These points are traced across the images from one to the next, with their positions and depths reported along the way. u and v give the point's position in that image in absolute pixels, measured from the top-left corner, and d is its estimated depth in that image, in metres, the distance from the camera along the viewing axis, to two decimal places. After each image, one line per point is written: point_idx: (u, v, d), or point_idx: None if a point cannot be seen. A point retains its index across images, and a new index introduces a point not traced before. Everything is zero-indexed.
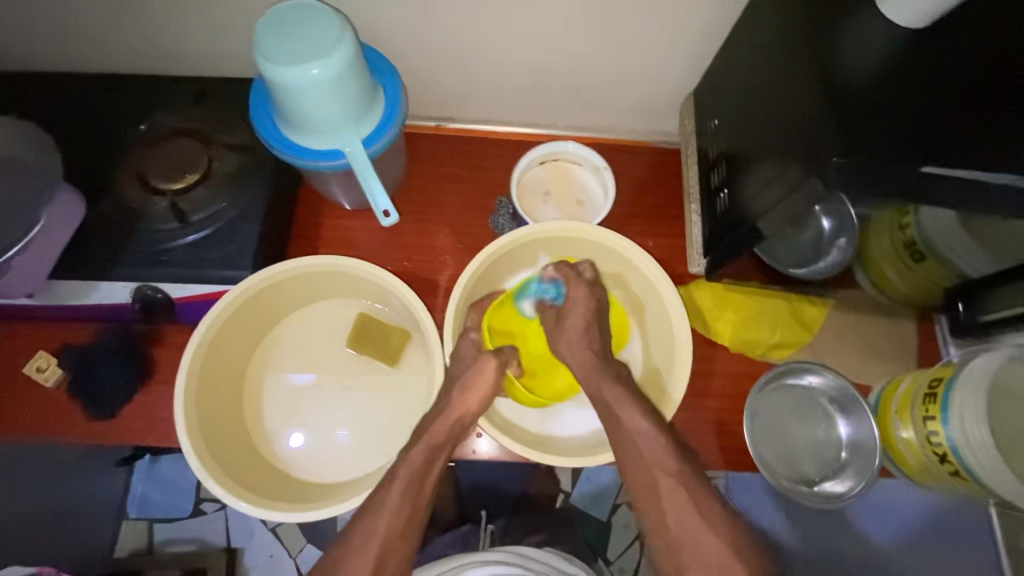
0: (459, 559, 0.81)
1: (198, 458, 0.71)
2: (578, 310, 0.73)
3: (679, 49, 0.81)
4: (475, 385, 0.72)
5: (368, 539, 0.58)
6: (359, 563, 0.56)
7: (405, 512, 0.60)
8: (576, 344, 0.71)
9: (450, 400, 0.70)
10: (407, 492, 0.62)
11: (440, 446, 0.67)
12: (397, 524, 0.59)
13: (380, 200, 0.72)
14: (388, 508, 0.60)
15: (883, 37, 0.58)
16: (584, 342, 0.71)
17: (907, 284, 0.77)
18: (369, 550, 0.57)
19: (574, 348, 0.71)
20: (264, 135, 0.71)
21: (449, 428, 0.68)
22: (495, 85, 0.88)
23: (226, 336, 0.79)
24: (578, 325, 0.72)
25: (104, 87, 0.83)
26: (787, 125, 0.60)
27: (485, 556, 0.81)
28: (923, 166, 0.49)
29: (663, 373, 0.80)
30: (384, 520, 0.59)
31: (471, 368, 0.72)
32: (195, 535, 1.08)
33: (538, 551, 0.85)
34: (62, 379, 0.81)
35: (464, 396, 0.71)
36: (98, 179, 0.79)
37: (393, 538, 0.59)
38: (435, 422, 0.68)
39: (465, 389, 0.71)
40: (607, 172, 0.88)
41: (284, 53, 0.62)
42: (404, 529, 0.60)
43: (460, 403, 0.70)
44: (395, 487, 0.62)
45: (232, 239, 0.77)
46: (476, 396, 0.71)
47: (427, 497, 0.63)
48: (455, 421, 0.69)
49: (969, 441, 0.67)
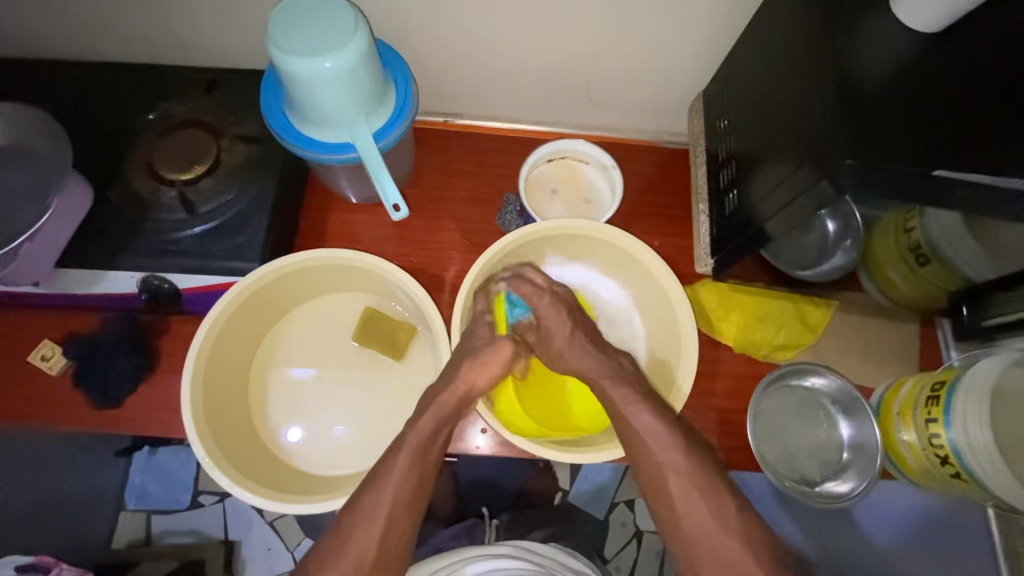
0: (466, 550, 0.82)
1: (204, 448, 0.71)
2: (556, 317, 0.74)
3: (689, 50, 0.82)
4: (491, 359, 0.71)
5: (374, 511, 0.62)
6: (366, 531, 0.61)
7: (410, 484, 0.64)
8: (573, 351, 0.73)
9: (463, 371, 0.70)
10: (412, 466, 0.65)
11: (448, 417, 0.69)
12: (403, 496, 0.64)
13: (391, 194, 0.72)
14: (393, 480, 0.64)
15: (896, 40, 0.58)
16: (579, 347, 0.73)
17: (913, 287, 0.77)
18: (376, 518, 0.62)
19: (576, 353, 0.73)
20: (274, 126, 0.71)
21: (459, 400, 0.70)
22: (505, 82, 0.88)
23: (232, 327, 0.79)
24: (563, 332, 0.73)
25: (112, 75, 0.83)
26: (798, 125, 0.60)
27: (490, 548, 0.82)
28: (934, 170, 0.49)
29: (669, 373, 0.81)
30: (389, 491, 0.63)
31: (489, 345, 0.72)
32: (193, 528, 1.15)
33: (543, 546, 0.86)
34: (66, 367, 0.80)
35: (475, 367, 0.71)
36: (106, 168, 0.79)
37: (399, 508, 0.63)
38: (445, 391, 0.70)
39: (476, 364, 0.71)
40: (615, 171, 0.88)
41: (298, 44, 0.62)
42: (409, 498, 0.64)
43: (472, 374, 0.70)
44: (400, 458, 0.65)
45: (241, 231, 0.77)
46: (485, 372, 0.71)
47: (433, 463, 0.67)
48: (464, 392, 0.70)
49: (972, 444, 0.68)
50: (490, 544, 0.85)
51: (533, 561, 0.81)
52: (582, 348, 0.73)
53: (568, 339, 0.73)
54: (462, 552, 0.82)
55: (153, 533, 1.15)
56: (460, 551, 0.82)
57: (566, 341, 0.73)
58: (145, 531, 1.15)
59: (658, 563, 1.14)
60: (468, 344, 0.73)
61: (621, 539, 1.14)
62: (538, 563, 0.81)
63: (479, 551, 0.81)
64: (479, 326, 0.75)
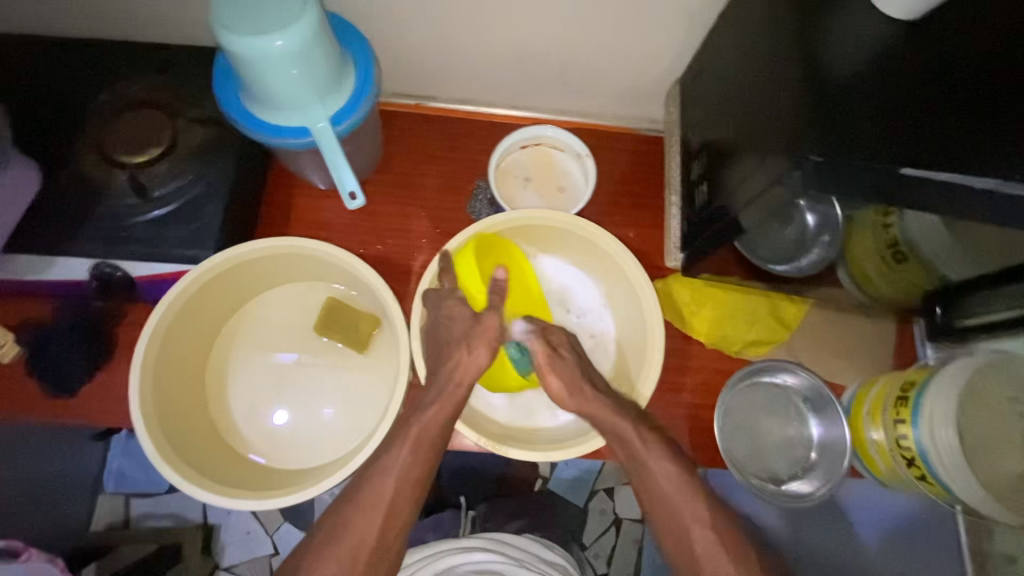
0: (440, 544, 0.81)
1: (152, 440, 0.69)
2: (564, 351, 0.71)
3: (667, 33, 0.78)
4: (481, 339, 0.68)
5: (374, 502, 0.62)
6: (366, 520, 0.61)
7: (411, 474, 0.64)
8: (586, 393, 0.69)
9: (462, 357, 0.68)
10: (416, 457, 0.65)
11: (452, 410, 0.67)
12: (405, 484, 0.64)
13: (347, 181, 0.69)
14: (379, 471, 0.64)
15: (876, 31, 0.55)
16: (592, 387, 0.70)
17: (889, 284, 0.75)
18: (377, 507, 0.62)
19: (586, 395, 0.69)
20: (228, 111, 0.68)
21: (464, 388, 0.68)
22: (477, 65, 0.85)
23: (187, 315, 0.76)
24: (570, 380, 0.69)
25: (62, 51, 0.80)
26: (769, 118, 0.58)
27: (465, 541, 0.81)
28: (900, 167, 0.46)
29: (637, 350, 0.79)
30: (391, 480, 0.63)
31: (477, 326, 0.70)
32: (172, 512, 1.15)
33: (519, 539, 0.85)
34: (20, 354, 0.77)
35: (473, 352, 0.68)
36: (56, 148, 0.75)
37: (401, 496, 0.63)
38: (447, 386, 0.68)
39: (475, 345, 0.68)
40: (589, 159, 0.85)
41: (245, 24, 0.58)
42: (410, 487, 0.64)
43: (471, 361, 0.68)
44: (404, 448, 0.65)
45: (196, 218, 0.75)
46: (487, 351, 0.68)
47: (433, 453, 0.66)
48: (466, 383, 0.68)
49: (937, 446, 0.66)
50: (466, 536, 0.84)
51: (507, 554, 0.80)
52: (590, 393, 0.69)
53: (573, 374, 0.69)
54: (436, 544, 0.81)
55: (132, 515, 1.14)
56: (434, 544, 0.81)
57: (579, 385, 0.69)
58: (125, 514, 1.14)
59: (635, 551, 1.14)
60: (453, 320, 0.71)
61: (601, 526, 1.14)
62: (512, 555, 0.80)
63: (451, 545, 0.80)
64: (450, 301, 0.72)
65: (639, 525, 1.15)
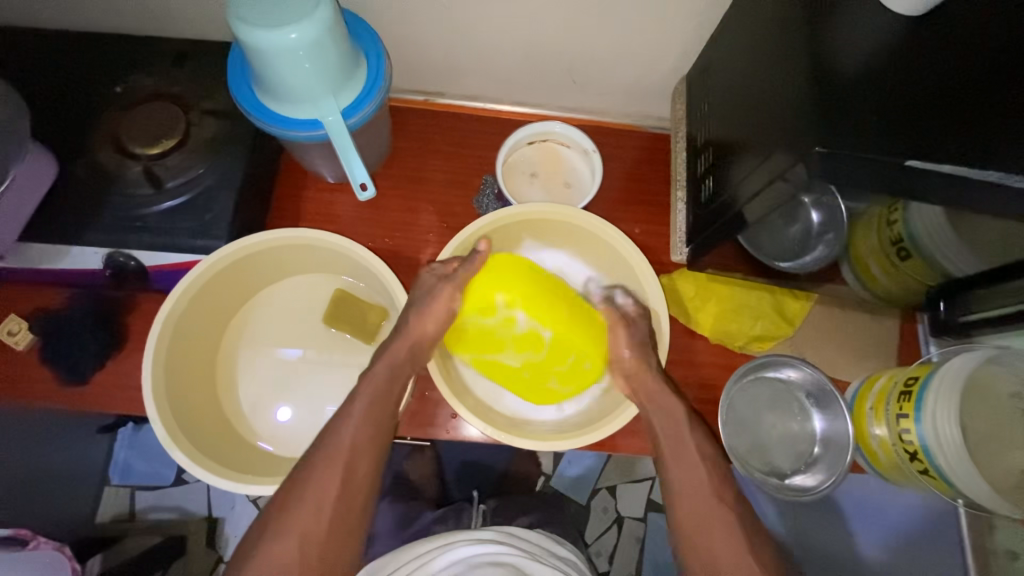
0: (453, 535, 0.80)
1: (163, 424, 0.70)
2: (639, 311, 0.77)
3: (674, 31, 0.79)
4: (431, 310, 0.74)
5: (336, 452, 0.65)
6: (327, 474, 0.63)
7: (367, 426, 0.67)
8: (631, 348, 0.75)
9: (410, 325, 0.74)
10: (371, 411, 0.68)
11: (400, 366, 0.73)
12: (363, 435, 0.67)
13: (358, 173, 0.71)
14: (351, 422, 0.67)
15: (882, 26, 0.55)
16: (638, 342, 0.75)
17: (892, 280, 0.75)
18: (338, 458, 0.65)
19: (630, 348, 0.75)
20: (241, 102, 0.69)
21: (409, 347, 0.74)
22: (485, 61, 0.86)
23: (199, 303, 0.77)
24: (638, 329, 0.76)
25: (78, 45, 0.81)
26: (774, 111, 0.59)
27: (480, 534, 0.80)
28: (905, 159, 0.47)
29: None
30: (349, 431, 0.66)
31: (430, 297, 0.75)
32: (178, 505, 1.15)
33: (533, 535, 0.86)
34: (34, 343, 0.78)
35: (422, 321, 0.74)
36: (71, 140, 0.77)
37: (359, 448, 0.66)
38: (396, 343, 0.74)
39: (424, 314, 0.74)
40: (596, 155, 0.86)
41: (260, 17, 0.60)
42: (369, 438, 0.67)
43: (416, 327, 0.74)
44: (359, 404, 0.68)
45: (208, 209, 0.76)
46: (432, 320, 0.75)
47: (387, 425, 0.70)
48: (414, 343, 0.74)
49: (940, 441, 0.67)
50: (477, 529, 0.83)
51: (519, 547, 0.80)
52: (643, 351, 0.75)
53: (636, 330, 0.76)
54: (449, 535, 0.81)
55: (137, 509, 1.15)
56: (444, 536, 0.81)
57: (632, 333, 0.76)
58: (131, 506, 1.15)
59: (637, 549, 1.15)
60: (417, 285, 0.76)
61: (603, 524, 1.15)
62: (524, 548, 0.80)
63: (464, 536, 0.80)
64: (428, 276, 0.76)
65: (641, 524, 1.16)
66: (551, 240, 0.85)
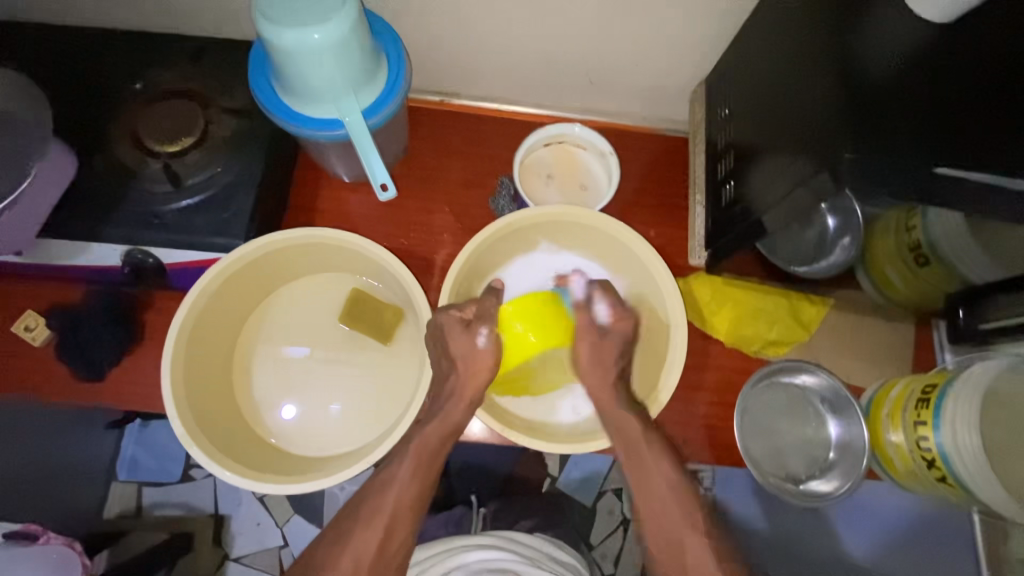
0: (452, 541, 0.81)
1: (182, 423, 0.70)
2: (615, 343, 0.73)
3: (693, 35, 0.79)
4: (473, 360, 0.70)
5: (374, 515, 0.65)
6: (367, 536, 0.64)
7: (412, 488, 0.67)
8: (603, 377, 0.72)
9: (459, 377, 0.70)
10: (413, 476, 0.67)
11: (455, 425, 0.70)
12: (406, 495, 0.67)
13: (379, 173, 0.70)
14: (395, 485, 0.67)
15: (909, 33, 0.55)
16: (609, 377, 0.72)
17: (909, 287, 0.76)
18: (381, 516, 0.65)
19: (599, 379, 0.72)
20: (262, 101, 0.69)
21: (466, 406, 0.70)
22: (503, 63, 0.86)
23: (218, 301, 0.77)
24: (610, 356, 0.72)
25: (97, 41, 0.81)
26: (799, 115, 0.58)
27: (480, 539, 0.80)
28: (935, 166, 0.48)
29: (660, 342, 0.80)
30: (393, 495, 0.66)
31: (464, 348, 0.70)
32: (183, 502, 1.14)
33: (530, 538, 0.85)
34: (51, 338, 0.79)
35: (469, 368, 0.70)
36: (89, 135, 0.77)
37: (403, 505, 0.66)
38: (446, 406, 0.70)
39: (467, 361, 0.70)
40: (613, 157, 0.86)
41: (285, 16, 0.60)
42: (415, 493, 0.67)
43: (466, 377, 0.70)
44: (406, 464, 0.67)
45: (225, 207, 0.76)
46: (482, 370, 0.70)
47: (434, 467, 0.69)
48: (469, 399, 0.70)
49: (959, 447, 0.67)
50: (478, 533, 0.83)
51: (517, 552, 0.79)
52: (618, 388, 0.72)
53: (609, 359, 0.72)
54: (447, 542, 0.81)
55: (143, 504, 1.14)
56: (446, 541, 0.82)
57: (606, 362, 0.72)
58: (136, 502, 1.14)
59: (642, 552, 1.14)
60: (445, 337, 0.70)
61: (606, 528, 1.14)
62: (524, 553, 0.79)
63: (465, 542, 0.80)
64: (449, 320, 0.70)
65: None
66: (567, 243, 0.85)
